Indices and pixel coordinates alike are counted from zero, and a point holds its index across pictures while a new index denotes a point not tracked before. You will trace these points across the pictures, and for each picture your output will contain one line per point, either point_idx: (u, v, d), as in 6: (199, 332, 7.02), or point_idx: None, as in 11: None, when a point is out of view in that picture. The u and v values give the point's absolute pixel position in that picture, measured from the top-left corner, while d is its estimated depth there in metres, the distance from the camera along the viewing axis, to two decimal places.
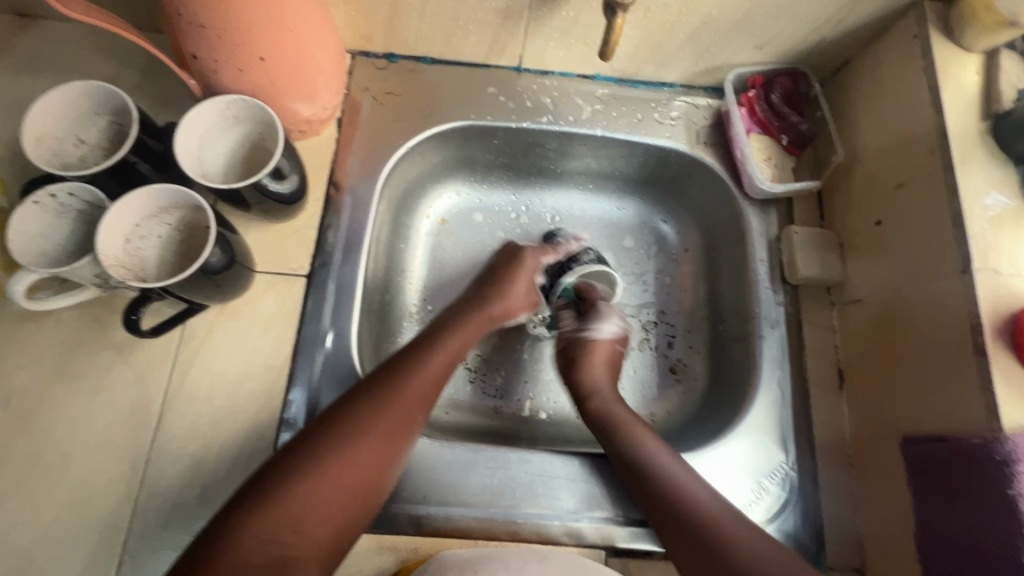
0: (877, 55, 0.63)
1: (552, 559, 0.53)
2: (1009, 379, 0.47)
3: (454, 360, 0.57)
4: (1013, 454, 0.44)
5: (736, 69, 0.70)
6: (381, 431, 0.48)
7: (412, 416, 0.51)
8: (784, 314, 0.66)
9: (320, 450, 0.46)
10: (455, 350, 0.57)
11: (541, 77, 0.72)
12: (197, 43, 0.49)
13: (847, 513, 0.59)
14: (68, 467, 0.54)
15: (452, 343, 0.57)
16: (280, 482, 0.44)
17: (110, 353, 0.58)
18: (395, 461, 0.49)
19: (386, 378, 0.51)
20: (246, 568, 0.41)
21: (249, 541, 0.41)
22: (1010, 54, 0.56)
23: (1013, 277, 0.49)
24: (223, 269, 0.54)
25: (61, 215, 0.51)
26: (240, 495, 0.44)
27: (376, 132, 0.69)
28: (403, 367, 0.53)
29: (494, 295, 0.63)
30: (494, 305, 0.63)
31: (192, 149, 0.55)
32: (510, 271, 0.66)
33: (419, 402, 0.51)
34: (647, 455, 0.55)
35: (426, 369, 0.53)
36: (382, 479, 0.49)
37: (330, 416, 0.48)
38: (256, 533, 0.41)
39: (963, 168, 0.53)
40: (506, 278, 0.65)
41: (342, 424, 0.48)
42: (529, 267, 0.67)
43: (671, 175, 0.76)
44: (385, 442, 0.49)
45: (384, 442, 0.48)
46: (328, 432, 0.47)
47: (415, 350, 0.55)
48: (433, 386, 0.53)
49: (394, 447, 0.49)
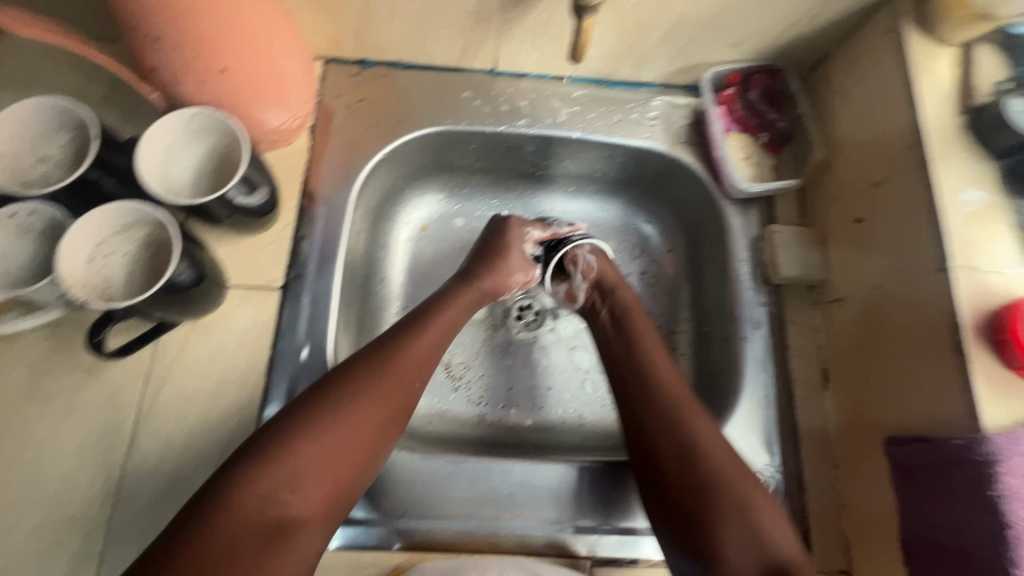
0: (854, 51, 0.63)
1: None
2: (989, 379, 0.46)
3: (450, 330, 0.57)
4: (993, 454, 0.43)
5: (713, 68, 0.69)
6: (375, 394, 0.48)
7: (408, 383, 0.50)
8: (767, 314, 0.65)
9: (315, 414, 0.46)
10: (451, 321, 0.58)
11: (517, 80, 0.71)
12: (155, 55, 0.48)
13: (834, 513, 0.58)
14: (38, 490, 0.53)
15: (447, 316, 0.58)
16: (276, 444, 0.44)
17: (80, 372, 0.56)
18: (391, 431, 0.49)
19: (382, 348, 0.51)
20: (247, 527, 0.40)
21: (247, 500, 0.41)
22: (986, 47, 0.56)
23: (991, 274, 0.49)
24: (191, 285, 0.53)
25: (22, 234, 0.50)
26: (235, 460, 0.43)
27: (350, 140, 0.68)
28: (399, 336, 0.53)
29: (489, 275, 0.64)
30: (489, 280, 0.64)
31: (157, 164, 0.54)
32: (501, 252, 0.66)
33: (416, 369, 0.52)
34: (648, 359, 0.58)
35: (422, 337, 0.54)
36: (378, 448, 0.48)
37: (322, 382, 0.48)
38: (254, 493, 0.41)
39: (940, 163, 0.52)
40: (500, 260, 0.65)
41: (337, 387, 0.48)
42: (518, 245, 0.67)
43: (652, 176, 0.75)
44: (382, 410, 0.48)
45: (380, 408, 0.48)
46: (324, 396, 0.47)
47: (414, 320, 0.55)
48: (429, 355, 0.53)
49: (390, 415, 0.49)
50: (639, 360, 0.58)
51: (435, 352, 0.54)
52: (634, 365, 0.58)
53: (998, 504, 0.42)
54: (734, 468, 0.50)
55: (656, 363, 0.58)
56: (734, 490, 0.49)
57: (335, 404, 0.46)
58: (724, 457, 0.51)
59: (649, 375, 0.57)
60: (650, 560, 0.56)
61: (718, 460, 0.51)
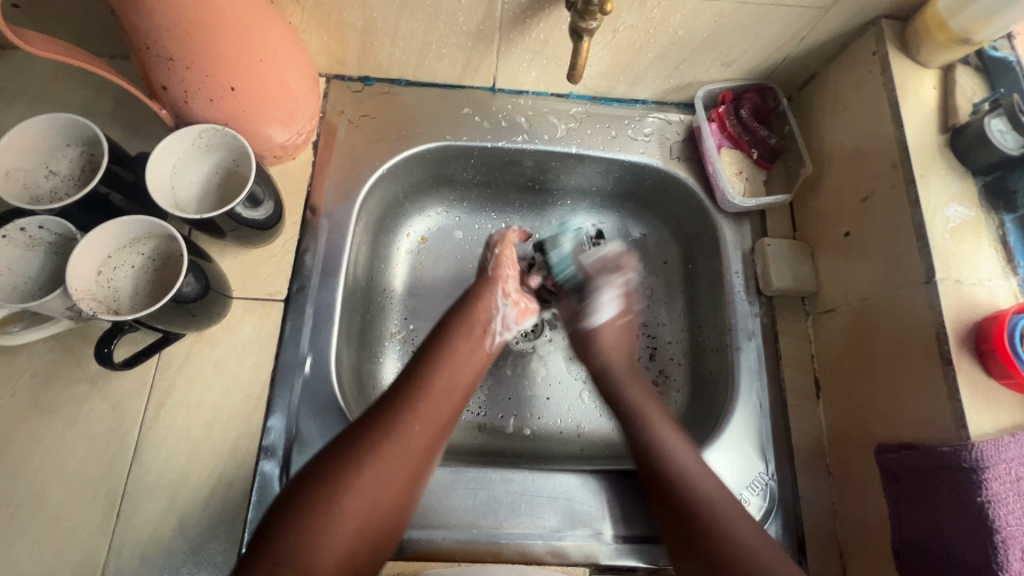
0: (840, 71, 0.65)
1: None
2: (974, 388, 0.48)
3: (462, 376, 0.59)
4: (980, 461, 0.44)
5: (705, 86, 0.72)
6: (376, 467, 0.49)
7: (412, 451, 0.51)
8: (760, 324, 0.67)
9: (328, 479, 0.48)
10: (448, 382, 0.57)
11: (516, 97, 0.73)
12: (167, 75, 0.49)
13: (827, 519, 0.60)
14: (41, 503, 0.53)
15: (440, 378, 0.57)
16: (284, 525, 0.45)
17: (85, 384, 0.57)
18: (401, 500, 0.50)
19: (386, 412, 0.53)
20: None
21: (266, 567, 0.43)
22: (964, 69, 0.58)
23: (973, 286, 0.51)
24: (197, 297, 0.54)
25: (31, 248, 0.51)
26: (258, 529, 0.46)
27: (352, 155, 0.69)
28: (410, 388, 0.55)
29: (483, 292, 0.65)
30: (484, 302, 0.64)
31: (165, 179, 0.55)
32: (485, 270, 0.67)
33: (427, 420, 0.53)
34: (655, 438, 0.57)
35: (432, 386, 0.56)
36: (390, 513, 0.49)
37: (324, 455, 0.50)
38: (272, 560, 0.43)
39: (924, 181, 0.54)
40: (490, 273, 0.67)
41: (338, 462, 0.49)
42: (509, 255, 0.68)
43: (646, 190, 0.77)
44: (385, 481, 0.49)
45: (385, 480, 0.49)
46: (325, 472, 0.48)
47: (410, 385, 0.56)
48: (432, 420, 0.54)
49: (396, 485, 0.50)
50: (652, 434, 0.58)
51: (440, 418, 0.55)
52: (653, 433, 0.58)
53: (984, 510, 0.44)
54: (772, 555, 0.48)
55: (670, 446, 0.56)
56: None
57: (339, 480, 0.48)
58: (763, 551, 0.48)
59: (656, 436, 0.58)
60: (649, 567, 0.58)
61: (760, 553, 0.48)
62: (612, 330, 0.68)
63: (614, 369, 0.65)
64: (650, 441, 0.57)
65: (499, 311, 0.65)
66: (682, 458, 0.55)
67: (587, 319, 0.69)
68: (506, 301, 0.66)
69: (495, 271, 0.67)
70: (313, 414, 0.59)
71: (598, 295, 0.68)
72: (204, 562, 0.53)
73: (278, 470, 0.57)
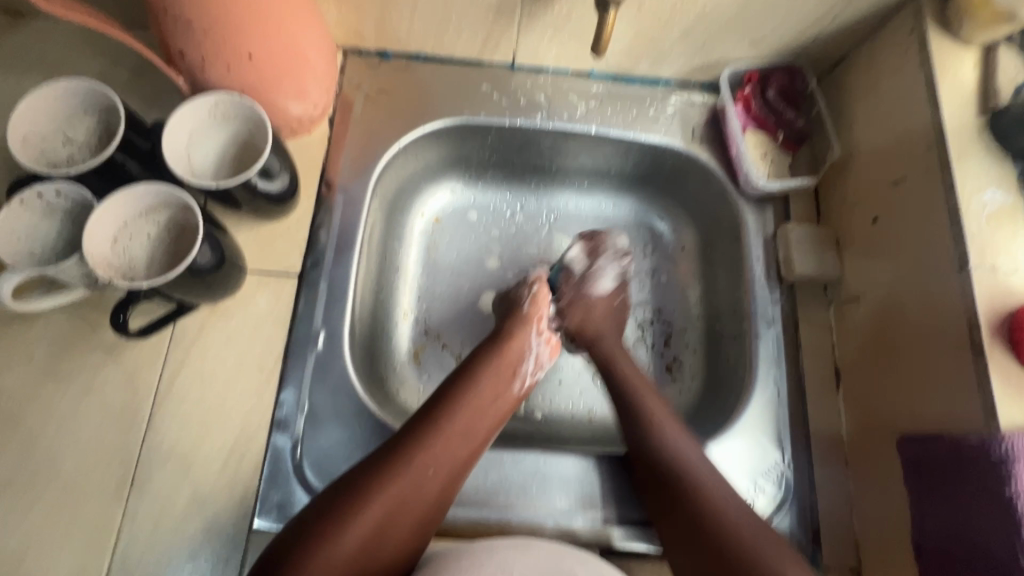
0: (874, 51, 0.62)
1: (536, 544, 0.50)
2: (1007, 377, 0.46)
3: (493, 408, 0.55)
4: (1011, 454, 0.43)
5: (731, 66, 0.69)
6: (378, 518, 0.46)
7: (427, 490, 0.49)
8: (780, 312, 0.65)
9: (346, 504, 0.45)
10: (469, 427, 0.52)
11: (535, 74, 0.72)
12: (184, 39, 0.48)
13: (844, 511, 0.58)
14: (57, 468, 0.54)
15: (458, 425, 0.52)
16: (279, 569, 0.42)
17: (100, 352, 0.57)
18: (397, 553, 0.47)
19: (413, 443, 0.50)
20: None
21: None
22: (1008, 48, 0.55)
23: (1010, 274, 0.49)
24: (212, 269, 0.54)
25: (48, 215, 0.51)
26: (273, 548, 0.44)
27: (369, 130, 0.68)
28: (438, 417, 0.52)
29: (516, 329, 0.62)
30: (513, 341, 0.60)
31: (181, 148, 0.55)
32: (521, 304, 0.64)
33: (453, 456, 0.51)
34: (658, 438, 0.55)
35: (461, 417, 0.52)
36: (402, 543, 0.47)
37: (334, 489, 0.47)
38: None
39: (960, 164, 0.52)
40: (526, 309, 0.64)
41: (341, 507, 0.45)
42: (544, 292, 0.66)
43: (667, 172, 0.75)
44: (388, 529, 0.46)
45: (389, 527, 0.46)
46: (335, 510, 0.45)
47: (431, 421, 0.51)
48: (445, 470, 0.50)
49: (396, 537, 0.47)
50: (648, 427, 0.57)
51: (454, 465, 0.51)
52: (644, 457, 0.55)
53: (1013, 503, 0.42)
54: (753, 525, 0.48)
55: (677, 444, 0.55)
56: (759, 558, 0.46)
57: (339, 527, 0.44)
58: (748, 525, 0.48)
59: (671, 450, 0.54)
60: (659, 552, 0.57)
61: (745, 527, 0.48)
62: (604, 308, 0.68)
63: (606, 337, 0.66)
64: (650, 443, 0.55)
65: (533, 350, 0.61)
66: (680, 450, 0.54)
67: (590, 286, 0.68)
68: (540, 337, 0.63)
69: (530, 308, 0.64)
70: (326, 390, 0.59)
71: (600, 263, 0.69)
72: (215, 534, 0.53)
73: (291, 444, 0.57)
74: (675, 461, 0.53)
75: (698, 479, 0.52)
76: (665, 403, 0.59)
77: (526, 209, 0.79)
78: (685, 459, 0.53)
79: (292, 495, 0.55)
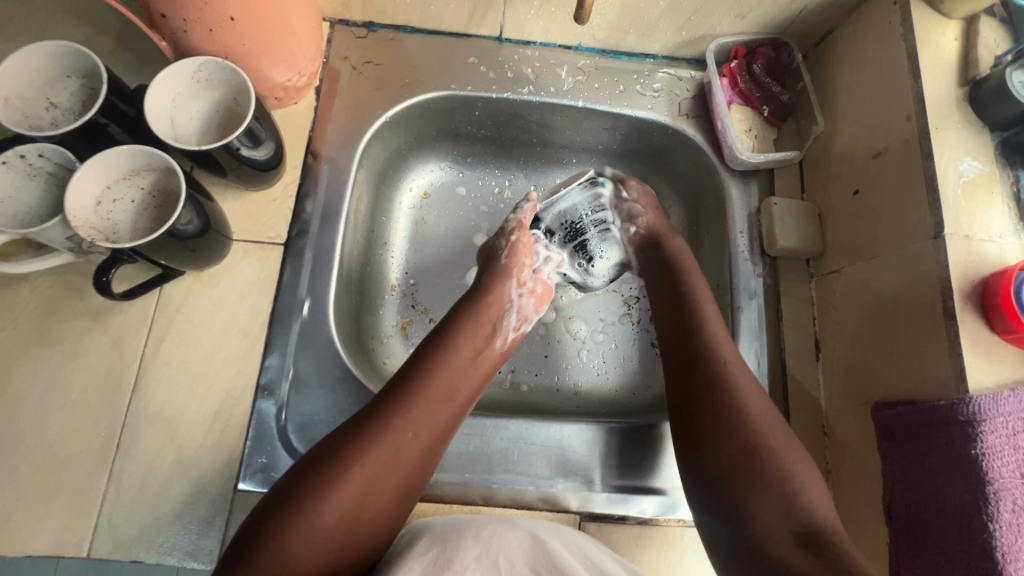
0: (859, 24, 0.63)
1: (523, 525, 0.51)
2: (977, 344, 0.47)
3: (472, 366, 0.55)
4: (978, 414, 0.44)
5: (718, 40, 0.70)
6: (365, 476, 0.46)
7: (410, 450, 0.49)
8: (762, 285, 0.66)
9: (327, 470, 0.45)
10: (450, 384, 0.53)
11: (523, 47, 0.72)
12: (165, 1, 0.48)
13: (820, 479, 0.60)
14: (43, 431, 0.54)
15: (439, 383, 0.52)
16: (263, 535, 0.42)
17: (86, 318, 0.57)
18: (390, 513, 0.48)
19: (392, 406, 0.50)
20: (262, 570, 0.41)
21: (264, 551, 0.42)
22: (989, 20, 0.56)
23: (983, 242, 0.49)
24: (197, 234, 0.54)
25: (32, 177, 0.51)
26: (259, 512, 0.44)
27: (355, 101, 0.68)
28: (416, 380, 0.52)
29: (497, 286, 0.61)
30: (494, 299, 0.60)
31: (164, 112, 0.55)
32: (498, 258, 0.63)
33: (433, 415, 0.51)
34: (703, 333, 0.56)
35: (439, 378, 0.52)
36: (391, 504, 0.47)
37: (315, 456, 0.47)
38: (270, 545, 0.42)
39: (939, 134, 0.52)
40: (504, 261, 0.63)
41: (326, 467, 0.46)
42: (525, 243, 0.65)
43: (653, 148, 0.75)
44: (373, 491, 0.46)
45: (375, 488, 0.46)
46: (316, 476, 0.45)
47: (409, 384, 0.52)
48: (428, 427, 0.50)
49: (386, 496, 0.47)
50: (693, 322, 0.57)
51: (438, 423, 0.51)
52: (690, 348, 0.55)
53: (978, 462, 0.43)
54: (773, 431, 0.50)
55: (718, 345, 0.55)
56: (775, 450, 0.49)
57: (322, 490, 0.44)
58: (765, 415, 0.51)
59: (704, 339, 0.55)
60: (639, 516, 0.58)
61: (768, 422, 0.50)
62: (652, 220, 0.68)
63: (655, 230, 0.67)
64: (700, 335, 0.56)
65: (513, 304, 0.61)
66: (712, 336, 0.55)
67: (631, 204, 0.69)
68: (522, 289, 0.63)
69: (509, 260, 0.63)
70: (311, 357, 0.60)
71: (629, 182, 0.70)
72: (200, 496, 0.54)
73: (276, 409, 0.58)
74: (711, 357, 0.54)
75: (730, 376, 0.53)
76: (711, 302, 0.59)
77: (514, 185, 0.79)
78: (725, 360, 0.54)
79: (277, 458, 0.56)
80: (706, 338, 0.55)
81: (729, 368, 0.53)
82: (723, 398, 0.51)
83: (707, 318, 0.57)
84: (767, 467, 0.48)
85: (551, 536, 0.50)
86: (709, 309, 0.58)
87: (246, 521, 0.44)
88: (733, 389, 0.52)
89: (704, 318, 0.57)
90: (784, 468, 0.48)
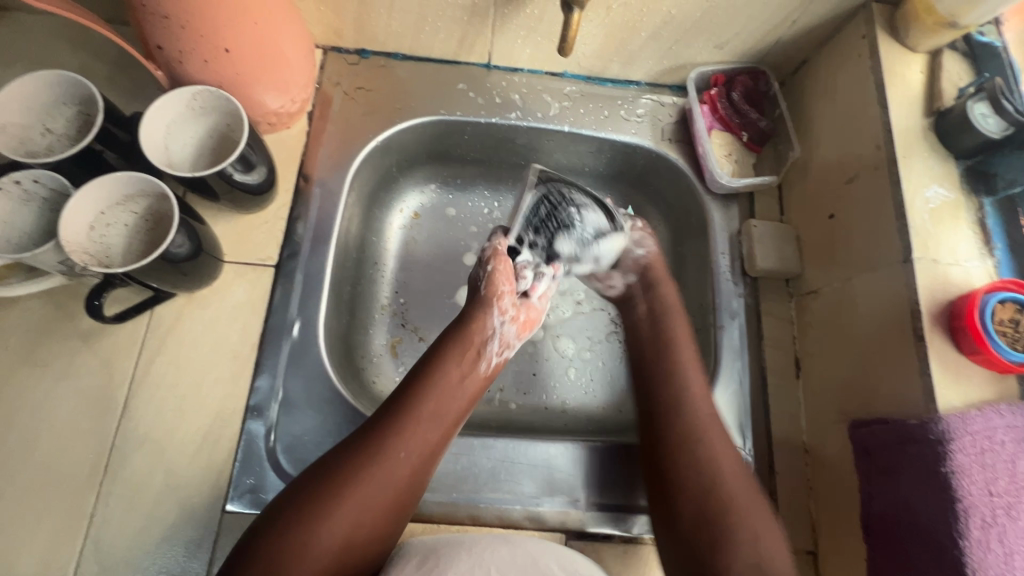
0: (831, 56, 0.65)
1: (519, 542, 0.51)
2: (945, 364, 0.49)
3: (459, 389, 0.56)
4: (947, 433, 0.45)
5: (698, 68, 0.72)
6: (351, 504, 0.46)
7: (398, 474, 0.49)
8: (744, 305, 0.68)
9: (315, 497, 0.46)
10: (435, 410, 0.53)
11: (511, 74, 0.74)
12: (162, 34, 0.50)
13: (801, 496, 0.61)
14: (30, 452, 0.54)
15: (425, 408, 0.53)
16: (249, 563, 0.42)
17: (76, 340, 0.58)
18: (380, 536, 0.48)
19: (379, 433, 0.50)
20: None
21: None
22: (952, 54, 0.59)
23: (950, 266, 0.51)
24: (189, 258, 0.55)
25: (26, 202, 0.52)
26: (247, 539, 0.45)
27: (347, 126, 0.70)
28: (402, 406, 0.52)
29: (479, 315, 0.60)
30: (477, 325, 0.59)
31: (158, 139, 0.56)
32: (477, 289, 0.61)
33: (421, 439, 0.51)
34: (674, 393, 0.56)
35: (425, 404, 0.53)
36: (379, 529, 0.48)
37: (303, 484, 0.47)
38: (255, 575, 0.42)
39: (906, 162, 0.55)
40: (483, 292, 0.61)
41: (318, 498, 0.46)
42: (503, 271, 0.61)
43: (638, 171, 0.77)
44: (362, 517, 0.47)
45: (365, 513, 0.47)
46: (304, 504, 0.45)
47: (395, 412, 0.52)
48: (416, 451, 0.51)
49: (376, 521, 0.47)
50: (664, 361, 0.59)
51: (426, 447, 0.51)
52: (662, 394, 0.57)
53: (948, 480, 0.45)
54: (744, 491, 0.50)
55: (691, 398, 0.56)
56: (741, 520, 0.48)
57: (310, 519, 0.44)
58: (737, 480, 0.50)
59: (675, 380, 0.57)
60: (624, 534, 0.58)
61: (737, 485, 0.50)
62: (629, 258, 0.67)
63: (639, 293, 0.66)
64: (669, 389, 0.57)
65: (496, 331, 0.60)
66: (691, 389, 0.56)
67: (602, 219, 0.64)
68: (504, 317, 0.61)
69: (487, 291, 0.61)
70: (300, 378, 0.60)
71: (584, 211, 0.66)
72: (188, 517, 0.54)
73: (264, 431, 0.58)
74: (681, 407, 0.55)
75: (701, 428, 0.54)
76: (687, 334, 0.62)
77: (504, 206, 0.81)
78: (688, 402, 0.56)
79: (265, 479, 0.56)
80: (673, 379, 0.57)
81: (689, 416, 0.54)
82: (697, 452, 0.52)
83: (679, 358, 0.59)
84: (729, 529, 0.47)
85: (544, 558, 0.50)
86: (686, 358, 0.59)
87: (236, 546, 0.44)
88: (705, 438, 0.53)
89: (678, 361, 0.59)
90: (749, 526, 0.47)
